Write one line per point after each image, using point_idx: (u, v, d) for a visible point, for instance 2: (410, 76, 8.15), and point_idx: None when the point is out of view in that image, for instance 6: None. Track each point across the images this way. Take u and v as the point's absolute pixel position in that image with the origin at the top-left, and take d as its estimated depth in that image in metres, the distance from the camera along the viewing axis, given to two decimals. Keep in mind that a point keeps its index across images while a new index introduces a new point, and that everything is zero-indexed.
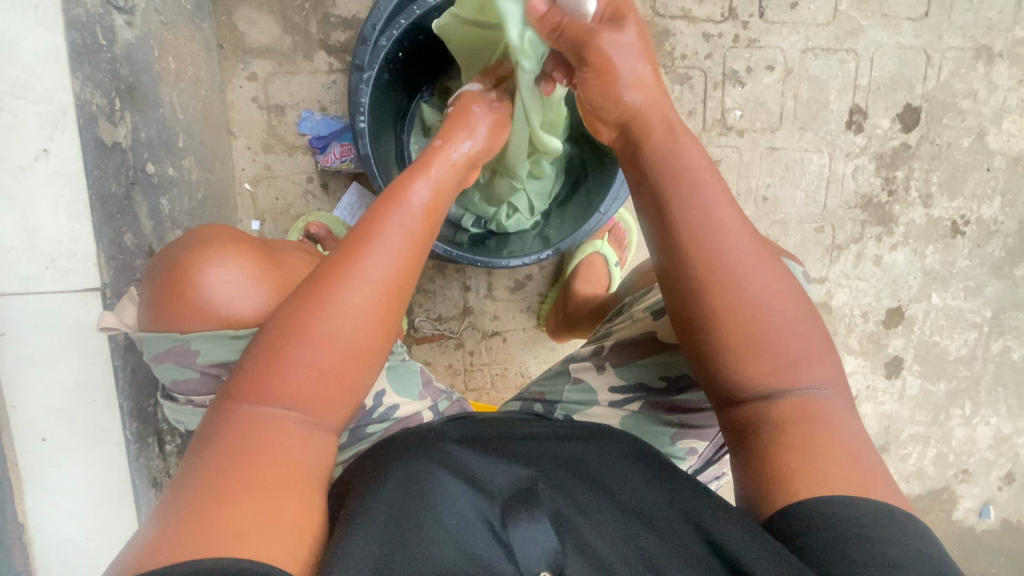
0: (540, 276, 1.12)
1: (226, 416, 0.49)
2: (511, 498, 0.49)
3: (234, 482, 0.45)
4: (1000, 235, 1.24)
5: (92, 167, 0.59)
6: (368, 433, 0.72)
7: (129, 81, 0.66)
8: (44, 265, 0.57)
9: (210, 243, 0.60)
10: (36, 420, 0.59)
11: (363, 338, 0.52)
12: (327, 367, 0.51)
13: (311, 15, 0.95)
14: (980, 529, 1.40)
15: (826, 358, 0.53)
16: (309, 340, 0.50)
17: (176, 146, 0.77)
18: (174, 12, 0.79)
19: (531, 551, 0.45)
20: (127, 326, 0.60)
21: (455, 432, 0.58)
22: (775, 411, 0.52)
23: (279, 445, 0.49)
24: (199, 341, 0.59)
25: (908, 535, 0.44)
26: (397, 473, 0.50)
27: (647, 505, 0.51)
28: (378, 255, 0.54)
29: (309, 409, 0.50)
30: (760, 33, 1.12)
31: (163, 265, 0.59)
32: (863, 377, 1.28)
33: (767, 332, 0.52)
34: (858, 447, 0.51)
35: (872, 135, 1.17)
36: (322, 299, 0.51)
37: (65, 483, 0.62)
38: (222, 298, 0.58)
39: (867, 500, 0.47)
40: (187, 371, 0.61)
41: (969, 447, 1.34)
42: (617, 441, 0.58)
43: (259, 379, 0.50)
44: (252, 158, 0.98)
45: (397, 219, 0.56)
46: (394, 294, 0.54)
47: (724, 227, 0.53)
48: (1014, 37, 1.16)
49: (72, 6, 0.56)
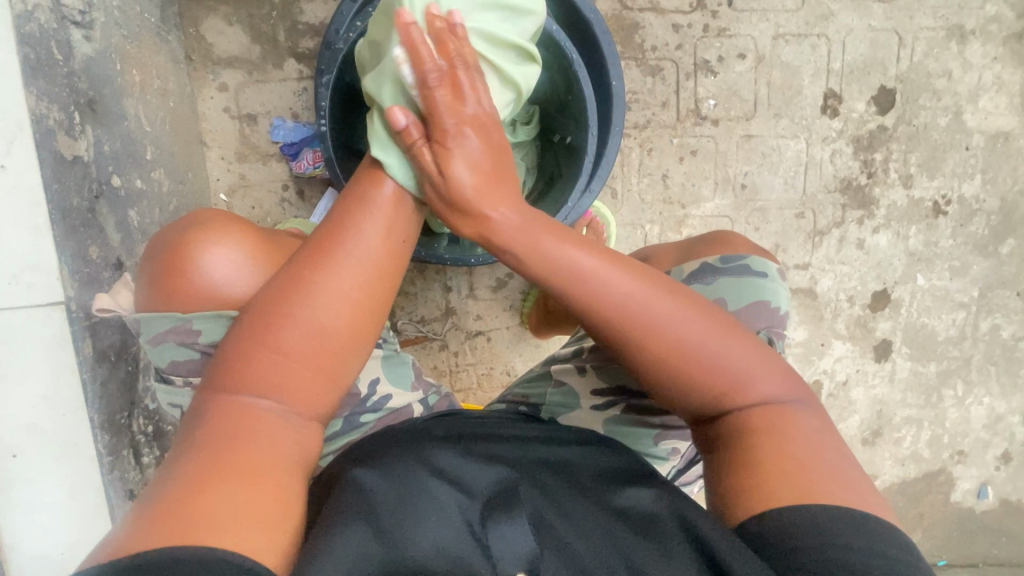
0: (522, 275, 1.12)
1: (209, 407, 0.49)
2: (493, 497, 0.49)
3: (212, 470, 0.45)
4: (983, 214, 1.23)
5: (52, 182, 0.59)
6: (362, 422, 0.71)
7: (89, 95, 0.66)
8: (7, 281, 0.57)
9: (214, 226, 0.61)
10: (5, 436, 0.59)
11: (343, 326, 0.51)
12: (306, 356, 0.50)
13: (279, 23, 0.95)
14: (978, 510, 1.39)
15: (774, 366, 0.54)
16: (288, 328, 0.50)
17: (143, 158, 0.77)
18: (136, 25, 0.79)
19: (510, 553, 0.44)
20: (126, 308, 0.63)
21: (441, 432, 0.58)
22: (730, 426, 0.52)
23: (259, 435, 0.48)
24: (201, 321, 0.58)
25: (892, 544, 0.43)
26: (381, 474, 0.50)
27: (631, 503, 0.51)
28: (355, 240, 0.53)
29: (288, 398, 0.50)
30: (730, 21, 1.12)
31: (164, 247, 0.61)
32: (852, 362, 1.27)
33: (700, 369, 0.52)
34: (830, 459, 0.49)
35: (848, 119, 1.17)
36: (301, 288, 0.51)
37: (37, 500, 0.62)
38: (219, 279, 0.59)
39: (845, 505, 0.45)
40: (186, 350, 0.60)
41: (963, 428, 1.34)
42: (606, 450, 0.59)
43: (238, 369, 0.50)
44: (227, 168, 0.98)
45: (373, 208, 0.55)
46: (376, 282, 0.53)
47: (618, 288, 0.53)
48: (985, 14, 1.16)
49: (24, 22, 0.57)
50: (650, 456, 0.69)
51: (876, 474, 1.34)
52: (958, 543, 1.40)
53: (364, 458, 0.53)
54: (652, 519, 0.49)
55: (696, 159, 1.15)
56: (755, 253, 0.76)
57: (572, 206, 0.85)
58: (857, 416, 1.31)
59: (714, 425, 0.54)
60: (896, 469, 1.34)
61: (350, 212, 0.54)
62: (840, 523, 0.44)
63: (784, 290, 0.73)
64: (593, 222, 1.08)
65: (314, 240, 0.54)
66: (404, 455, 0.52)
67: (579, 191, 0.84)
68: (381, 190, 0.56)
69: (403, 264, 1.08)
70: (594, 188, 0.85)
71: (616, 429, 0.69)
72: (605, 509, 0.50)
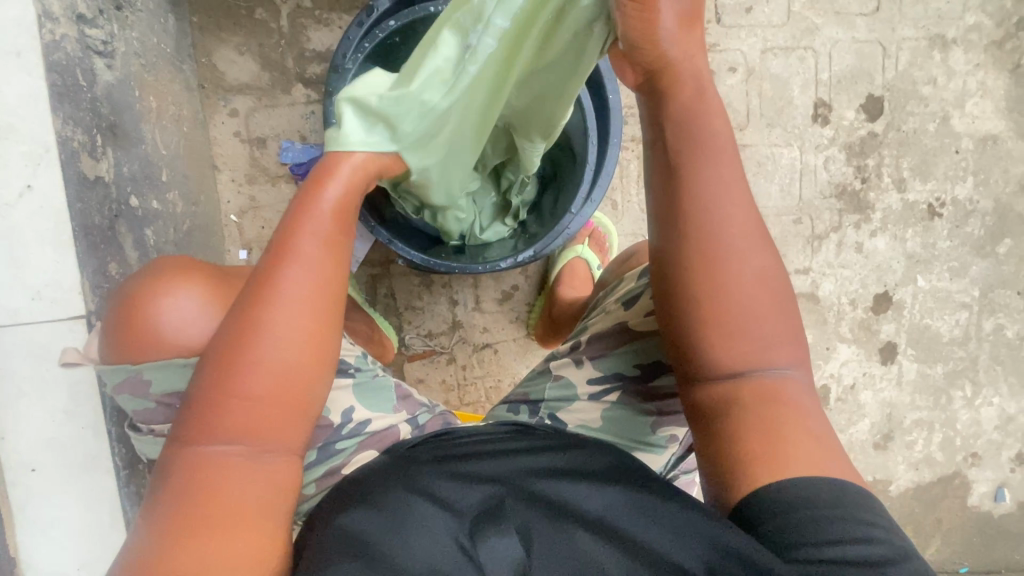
0: (526, 286, 1.14)
1: (178, 458, 0.49)
2: (478, 515, 0.48)
3: (189, 524, 0.46)
4: (978, 215, 1.25)
5: (75, 201, 0.61)
6: (338, 450, 0.71)
7: (110, 119, 0.69)
8: (32, 297, 0.60)
9: (164, 276, 0.58)
10: (27, 449, 0.61)
11: (293, 361, 0.50)
12: (260, 401, 0.49)
13: (287, 51, 0.99)
14: (997, 514, 1.37)
15: (792, 336, 0.53)
16: (239, 376, 0.49)
17: (159, 180, 0.80)
18: (154, 55, 0.83)
19: (497, 560, 0.45)
20: (91, 358, 0.59)
21: (426, 454, 0.58)
22: (744, 394, 0.52)
23: (225, 481, 0.48)
24: (152, 372, 0.57)
25: (862, 511, 0.46)
26: (367, 502, 0.50)
27: (616, 507, 0.49)
28: (297, 272, 0.51)
29: (248, 440, 0.49)
30: (719, 37, 1.16)
31: (119, 295, 0.58)
32: (858, 365, 1.28)
33: (756, 305, 0.52)
34: (816, 424, 0.51)
35: (839, 127, 1.20)
36: (247, 330, 0.49)
37: (56, 515, 0.62)
38: (180, 325, 0.57)
39: (821, 477, 0.47)
40: (140, 402, 0.59)
41: (975, 430, 1.33)
42: (595, 451, 0.56)
43: (196, 420, 0.49)
44: (237, 190, 1.01)
45: (310, 237, 0.52)
46: (323, 312, 0.51)
47: (724, 218, 0.52)
48: (965, 24, 1.20)
49: (53, 51, 0.60)
50: (651, 446, 0.68)
51: (890, 480, 1.33)
52: (979, 548, 1.38)
53: (352, 491, 0.52)
54: (638, 522, 0.48)
55: None
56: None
57: (575, 213, 0.87)
58: (867, 421, 1.30)
59: (714, 391, 0.53)
60: (910, 474, 1.33)
61: (285, 245, 0.51)
62: (818, 504, 0.46)
63: None
64: (593, 231, 1.12)
65: (250, 280, 0.51)
66: (394, 483, 0.52)
67: (581, 199, 0.87)
68: (313, 213, 0.53)
69: (409, 280, 1.10)
70: (596, 197, 0.87)
71: (617, 421, 0.69)
72: (583, 516, 0.48)
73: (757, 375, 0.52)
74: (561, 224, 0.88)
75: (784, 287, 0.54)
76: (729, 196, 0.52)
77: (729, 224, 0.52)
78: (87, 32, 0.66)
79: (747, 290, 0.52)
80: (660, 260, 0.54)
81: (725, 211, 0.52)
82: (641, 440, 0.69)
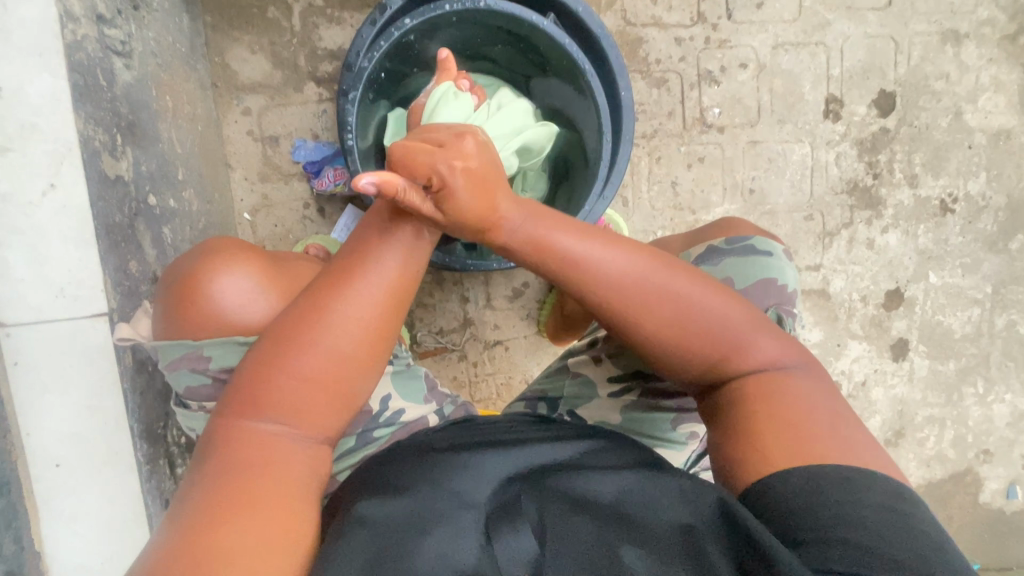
0: (537, 284, 1.14)
1: (226, 430, 0.50)
2: (496, 508, 0.48)
3: (227, 498, 0.46)
4: (990, 210, 1.25)
5: (96, 199, 0.62)
6: (374, 438, 0.70)
7: (129, 118, 0.69)
8: (55, 294, 0.60)
9: (217, 255, 0.63)
10: (50, 445, 0.62)
11: (353, 352, 0.50)
12: (320, 386, 0.50)
13: (299, 50, 1.00)
14: (1009, 511, 1.36)
15: (753, 324, 0.55)
16: (304, 357, 0.49)
17: (176, 178, 0.80)
18: (169, 54, 0.83)
19: (516, 558, 0.44)
20: (144, 336, 0.63)
21: (443, 441, 0.57)
22: (732, 393, 0.54)
23: (267, 459, 0.49)
24: (212, 347, 0.60)
25: (882, 497, 0.45)
26: (380, 491, 0.50)
27: (632, 499, 0.49)
28: (372, 269, 0.52)
29: (299, 423, 0.50)
30: (730, 33, 1.16)
31: (176, 275, 0.62)
32: (869, 362, 1.27)
33: (698, 321, 0.54)
34: (826, 405, 0.53)
35: (850, 122, 1.20)
36: (315, 317, 0.50)
37: (77, 510, 0.63)
38: (238, 303, 0.61)
39: (837, 464, 0.48)
40: (201, 376, 0.62)
41: (987, 426, 1.32)
42: (609, 446, 0.56)
43: (251, 396, 0.50)
44: (250, 188, 1.02)
45: (393, 236, 0.53)
46: (390, 310, 0.52)
47: (638, 219, 0.56)
48: (978, 18, 1.20)
49: (74, 51, 0.61)
50: (668, 443, 0.68)
51: (902, 477, 1.32)
52: (990, 545, 1.37)
53: (370, 478, 0.52)
54: (658, 508, 0.48)
55: (704, 165, 1.18)
56: (759, 234, 0.79)
57: (589, 210, 0.85)
58: (878, 417, 1.30)
59: (715, 397, 0.56)
60: (921, 471, 1.32)
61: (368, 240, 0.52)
62: (837, 488, 0.46)
63: (790, 269, 0.75)
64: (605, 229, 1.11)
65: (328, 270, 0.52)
66: (414, 474, 0.51)
67: (595, 196, 0.86)
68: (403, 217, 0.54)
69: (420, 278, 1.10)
70: (610, 194, 0.86)
71: (635, 417, 0.69)
72: (599, 510, 0.48)
73: (739, 377, 0.54)
74: (576, 221, 0.88)
75: (727, 295, 0.56)
76: (616, 258, 0.53)
77: (617, 276, 0.53)
78: (106, 32, 0.67)
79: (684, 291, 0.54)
80: (596, 315, 0.56)
81: (609, 281, 0.53)
82: (660, 437, 0.68)
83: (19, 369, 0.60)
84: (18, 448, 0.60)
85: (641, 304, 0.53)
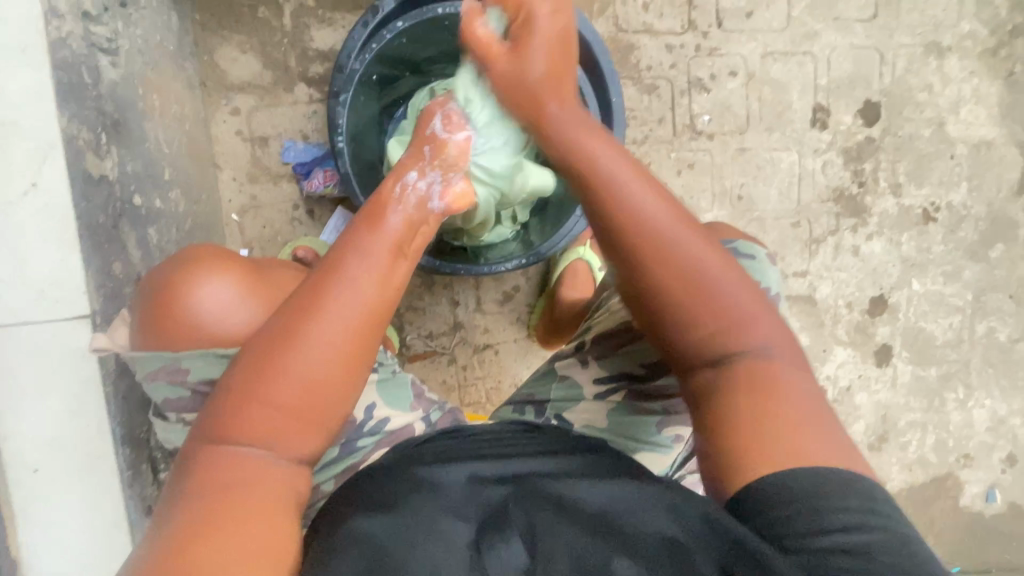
0: (526, 286, 1.14)
1: (206, 452, 0.49)
2: (484, 518, 0.48)
3: (208, 517, 0.46)
4: (971, 219, 1.27)
5: (80, 199, 0.61)
6: (358, 448, 0.70)
7: (114, 117, 0.68)
8: (35, 296, 0.59)
9: (195, 263, 0.62)
10: (27, 450, 0.60)
11: (327, 371, 0.50)
12: (295, 406, 0.50)
13: (290, 50, 0.99)
14: (988, 514, 1.39)
15: (762, 316, 0.55)
16: (277, 380, 0.49)
17: (162, 178, 0.79)
18: (157, 52, 0.82)
19: (504, 567, 0.44)
20: (120, 346, 0.60)
21: (430, 454, 0.57)
22: (729, 377, 0.53)
23: (246, 480, 0.48)
24: (191, 360, 0.60)
25: (858, 499, 0.46)
26: (371, 506, 0.49)
27: (620, 503, 0.49)
28: (345, 287, 0.51)
29: (277, 443, 0.50)
30: (720, 42, 1.17)
31: (154, 284, 0.62)
32: (854, 367, 1.29)
33: (708, 297, 0.53)
34: (813, 410, 0.51)
35: (837, 131, 1.22)
36: (289, 337, 0.50)
37: (55, 517, 0.62)
38: (216, 314, 0.60)
39: (811, 465, 0.48)
40: (177, 389, 0.61)
41: (967, 431, 1.35)
42: (593, 457, 0.56)
43: (228, 418, 0.49)
44: (238, 189, 1.01)
45: (367, 255, 0.53)
46: (366, 328, 0.52)
47: (647, 205, 0.54)
48: (961, 31, 1.22)
49: (59, 48, 0.60)
50: (656, 444, 0.68)
51: (885, 481, 1.34)
52: (969, 547, 1.40)
53: (355, 493, 0.52)
54: (646, 515, 0.48)
55: (694, 172, 1.19)
56: (742, 237, 0.79)
57: (580, 214, 0.88)
58: (863, 422, 1.32)
59: (701, 377, 0.55)
60: (904, 475, 1.34)
61: (341, 260, 0.52)
62: (825, 492, 0.46)
63: (774, 271, 0.77)
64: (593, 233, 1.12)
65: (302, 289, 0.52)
66: (403, 486, 0.51)
67: None
68: (376, 235, 0.54)
69: (410, 281, 1.10)
70: None
71: (624, 422, 0.69)
72: (585, 513, 0.48)
73: (741, 356, 0.53)
74: (565, 225, 0.89)
75: (738, 271, 0.55)
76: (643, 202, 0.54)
77: (651, 217, 0.53)
78: (92, 30, 0.66)
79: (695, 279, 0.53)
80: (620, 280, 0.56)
81: (637, 209, 0.53)
82: (646, 440, 0.68)
83: None
84: None
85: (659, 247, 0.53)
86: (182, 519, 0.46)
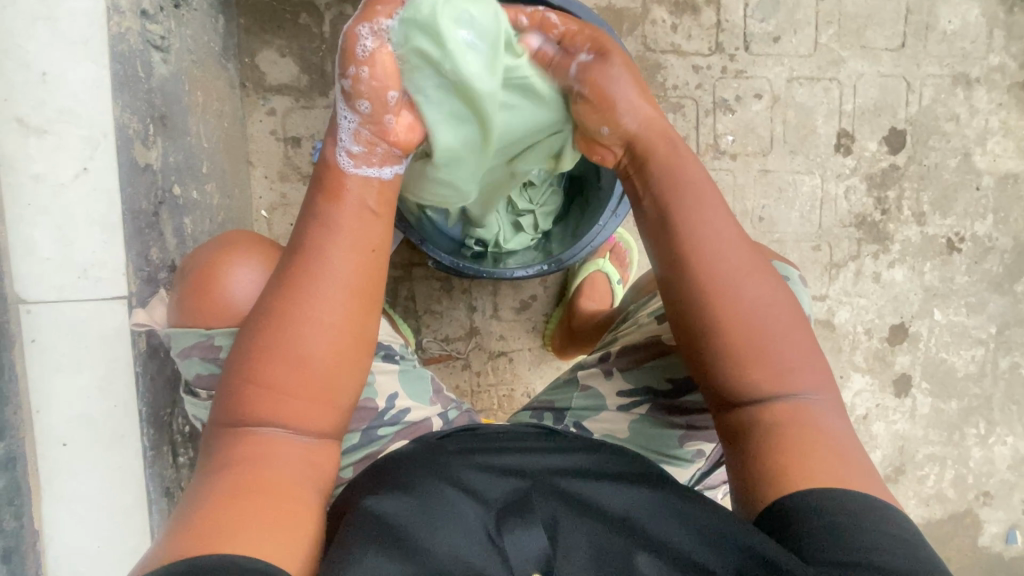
0: (544, 297, 1.15)
1: (225, 435, 0.52)
2: (506, 506, 0.48)
3: (231, 490, 0.49)
4: (997, 251, 1.26)
5: (126, 184, 0.64)
6: (379, 436, 0.71)
7: (162, 110, 0.71)
8: (78, 275, 0.61)
9: (234, 247, 0.65)
10: (58, 423, 0.62)
11: (322, 349, 0.52)
12: (296, 385, 0.52)
13: (327, 55, 1.03)
14: (1008, 556, 1.34)
15: (813, 365, 0.56)
16: (274, 362, 0.52)
17: (200, 171, 0.82)
18: (203, 52, 0.86)
19: (524, 554, 0.45)
20: (157, 322, 0.63)
21: (454, 445, 0.57)
22: (768, 416, 0.54)
23: (262, 455, 0.51)
24: (223, 336, 0.61)
25: (900, 529, 0.47)
26: (391, 488, 0.49)
27: (640, 502, 0.49)
28: (326, 266, 0.53)
29: (284, 420, 0.52)
30: (746, 64, 1.19)
31: (193, 264, 0.64)
32: (872, 396, 1.27)
33: (765, 338, 0.54)
34: (846, 446, 0.53)
35: (861, 157, 1.22)
36: (283, 317, 0.52)
37: (80, 492, 0.63)
38: (246, 295, 0.62)
39: (851, 489, 0.49)
40: (208, 365, 0.62)
41: (988, 468, 1.32)
42: (619, 454, 0.56)
43: (235, 401, 0.52)
44: (269, 187, 1.04)
45: (340, 229, 0.54)
46: (353, 303, 0.54)
47: (722, 240, 0.56)
48: (989, 64, 1.23)
49: (118, 42, 0.63)
50: (675, 458, 0.69)
51: None
52: None
53: (378, 476, 0.52)
54: (663, 519, 0.48)
55: None
56: (774, 257, 0.80)
57: (603, 225, 0.88)
58: (879, 452, 1.29)
59: (740, 414, 0.55)
60: (920, 510, 1.31)
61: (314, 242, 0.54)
62: (837, 512, 0.47)
63: (807, 294, 0.77)
64: (614, 247, 1.13)
65: (286, 268, 0.54)
66: (425, 471, 0.51)
67: (609, 212, 0.87)
68: (339, 206, 0.55)
69: (429, 284, 1.11)
70: (623, 211, 0.88)
71: (642, 431, 0.70)
72: (605, 513, 0.48)
73: (782, 400, 0.54)
74: (588, 235, 0.90)
75: (792, 310, 0.56)
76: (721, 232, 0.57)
77: (728, 259, 0.56)
78: (147, 27, 0.69)
79: (751, 330, 0.54)
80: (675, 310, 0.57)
81: (716, 240, 0.56)
82: (668, 453, 0.69)
83: (34, 347, 0.61)
84: (26, 425, 0.61)
85: (727, 279, 0.55)
86: (209, 489, 0.49)
